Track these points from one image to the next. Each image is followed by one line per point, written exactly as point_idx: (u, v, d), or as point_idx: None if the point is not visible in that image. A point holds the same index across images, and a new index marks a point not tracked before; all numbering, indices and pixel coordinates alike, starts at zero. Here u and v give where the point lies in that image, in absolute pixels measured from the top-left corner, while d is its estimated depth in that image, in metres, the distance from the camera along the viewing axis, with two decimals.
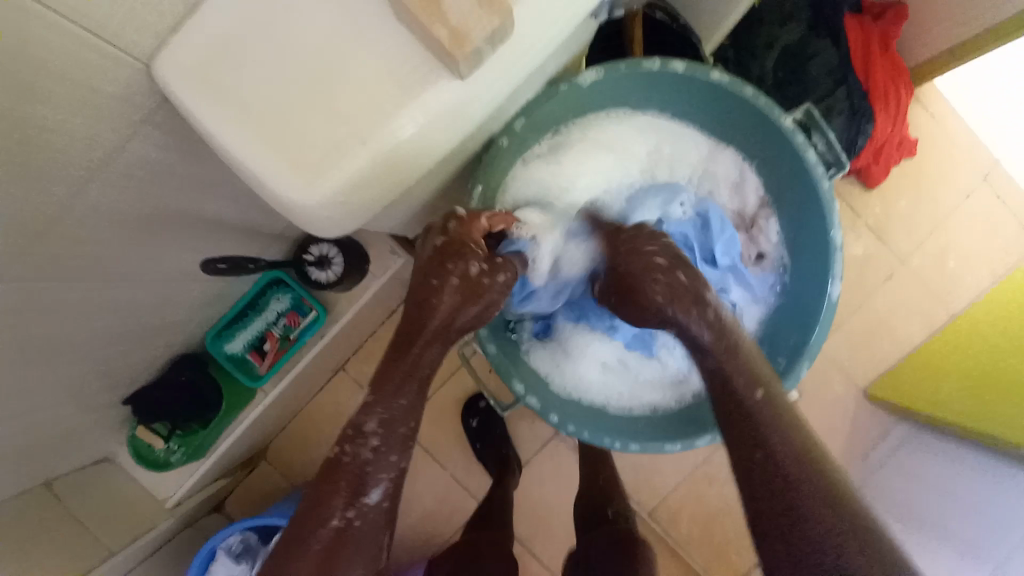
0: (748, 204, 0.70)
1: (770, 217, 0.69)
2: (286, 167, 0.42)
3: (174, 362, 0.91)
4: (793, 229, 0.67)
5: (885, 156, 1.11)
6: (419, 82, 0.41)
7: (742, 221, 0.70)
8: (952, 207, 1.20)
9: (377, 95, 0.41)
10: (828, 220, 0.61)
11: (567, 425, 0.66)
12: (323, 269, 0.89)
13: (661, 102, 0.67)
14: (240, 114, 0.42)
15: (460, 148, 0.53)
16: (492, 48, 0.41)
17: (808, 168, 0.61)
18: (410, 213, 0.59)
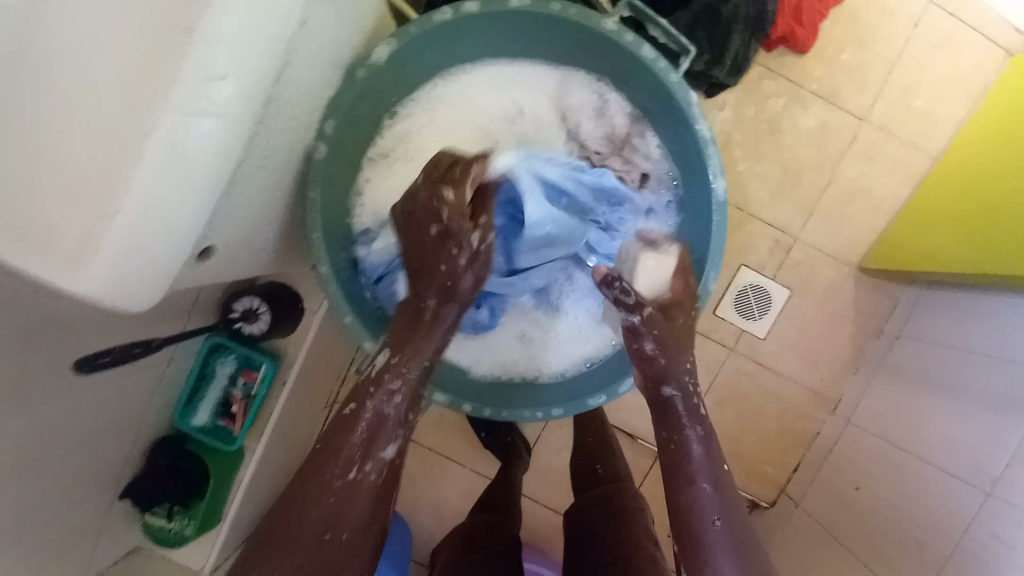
0: (617, 124, 0.69)
1: (644, 132, 0.69)
2: (51, 258, 0.38)
3: (154, 446, 0.93)
4: (666, 136, 0.67)
5: (808, 14, 1.02)
6: (147, 119, 0.37)
7: (616, 144, 0.70)
8: (902, 43, 1.07)
9: (112, 148, 0.38)
10: (691, 115, 0.60)
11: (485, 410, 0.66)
12: (252, 322, 0.89)
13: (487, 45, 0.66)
14: None
15: (264, 165, 0.49)
16: (201, 57, 0.36)
17: (652, 67, 0.60)
18: (259, 242, 0.57)
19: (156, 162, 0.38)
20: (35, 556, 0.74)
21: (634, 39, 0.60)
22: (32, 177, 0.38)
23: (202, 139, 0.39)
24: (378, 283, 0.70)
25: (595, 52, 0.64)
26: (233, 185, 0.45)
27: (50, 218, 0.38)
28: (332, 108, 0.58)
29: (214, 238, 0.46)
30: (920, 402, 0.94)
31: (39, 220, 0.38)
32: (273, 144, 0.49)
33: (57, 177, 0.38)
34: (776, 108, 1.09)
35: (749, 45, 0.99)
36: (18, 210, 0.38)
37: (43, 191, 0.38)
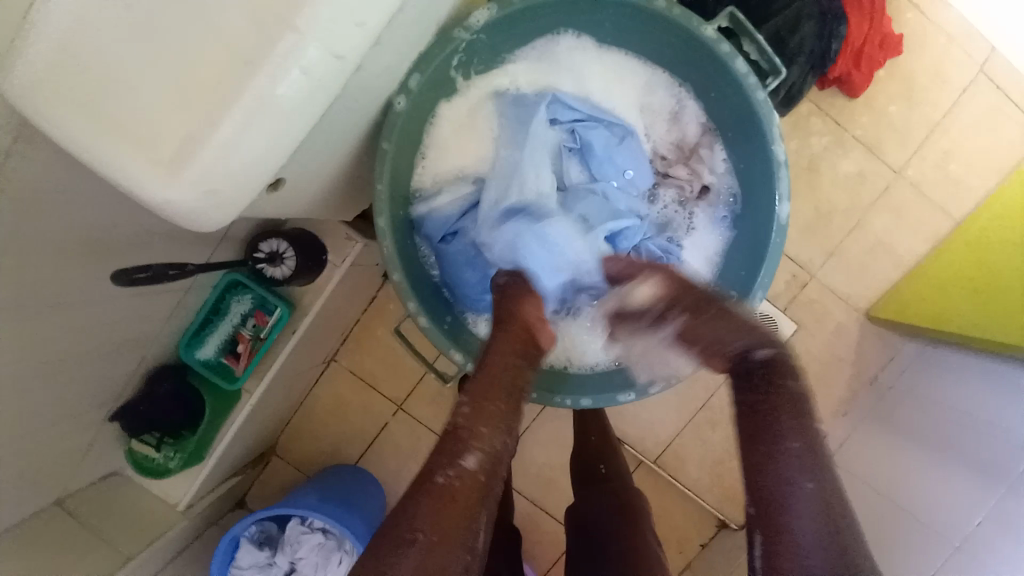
0: (688, 133, 0.72)
1: (712, 145, 0.71)
2: (148, 165, 0.39)
3: (153, 374, 0.92)
4: (734, 154, 0.69)
5: (866, 59, 1.04)
6: (264, 48, 0.37)
7: (684, 152, 0.73)
8: (949, 105, 1.09)
9: (224, 71, 0.38)
10: (767, 136, 0.62)
11: None
12: (276, 265, 0.88)
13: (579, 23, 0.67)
14: (84, 115, 0.39)
15: (349, 111, 0.49)
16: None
17: (739, 81, 0.62)
18: (322, 186, 0.57)
19: (258, 92, 0.38)
20: (18, 457, 0.72)
21: (729, 49, 0.61)
22: (144, 81, 0.39)
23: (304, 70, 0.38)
24: (438, 244, 0.73)
25: (682, 59, 0.67)
26: (319, 129, 0.45)
27: (152, 124, 0.39)
28: (420, 63, 0.59)
29: (289, 170, 0.46)
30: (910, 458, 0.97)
31: (144, 128, 0.39)
32: (363, 92, 0.49)
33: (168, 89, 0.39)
34: (817, 147, 1.11)
35: (807, 79, 1.00)
36: (125, 112, 0.39)
37: (152, 96, 0.39)
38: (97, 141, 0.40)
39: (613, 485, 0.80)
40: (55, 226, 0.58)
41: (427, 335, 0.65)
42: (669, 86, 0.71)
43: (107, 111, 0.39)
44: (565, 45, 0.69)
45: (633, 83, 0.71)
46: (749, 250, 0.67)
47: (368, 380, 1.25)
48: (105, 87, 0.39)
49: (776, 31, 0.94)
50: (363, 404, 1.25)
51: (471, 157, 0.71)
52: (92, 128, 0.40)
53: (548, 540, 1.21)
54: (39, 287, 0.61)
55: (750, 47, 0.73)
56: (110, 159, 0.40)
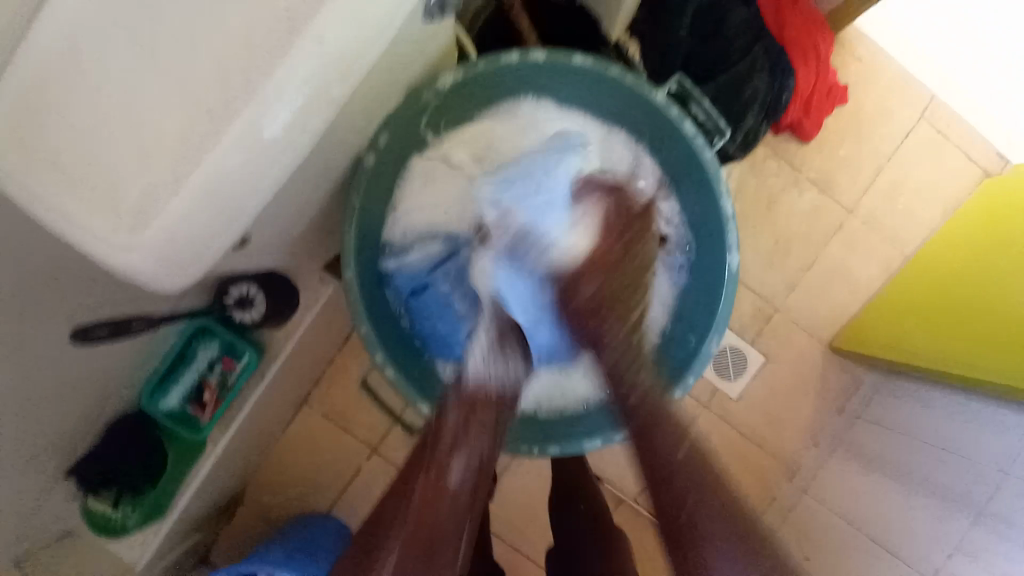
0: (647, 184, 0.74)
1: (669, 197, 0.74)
2: (107, 229, 0.40)
3: (110, 427, 0.87)
4: (690, 205, 0.73)
5: (816, 107, 1.12)
6: (225, 121, 0.39)
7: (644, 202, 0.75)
8: (891, 149, 1.18)
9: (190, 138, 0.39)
10: (717, 192, 0.67)
11: None
12: (245, 310, 0.87)
13: (539, 86, 0.72)
14: (47, 180, 0.40)
15: (318, 169, 0.51)
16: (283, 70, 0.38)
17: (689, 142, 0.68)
18: (290, 237, 0.58)
19: (221, 161, 0.39)
20: None
21: (677, 114, 0.68)
22: (110, 148, 0.40)
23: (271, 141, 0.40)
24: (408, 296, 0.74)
25: (635, 119, 0.72)
26: (285, 189, 0.47)
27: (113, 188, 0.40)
28: (389, 122, 0.62)
29: (255, 228, 0.47)
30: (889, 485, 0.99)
31: (105, 192, 0.40)
32: (332, 149, 0.51)
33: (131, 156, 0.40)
34: (775, 186, 1.18)
35: (761, 125, 1.07)
36: (89, 179, 0.40)
37: (112, 160, 0.40)
38: (58, 206, 0.40)
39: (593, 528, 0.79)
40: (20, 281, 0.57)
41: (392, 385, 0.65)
42: (626, 142, 0.75)
43: (69, 176, 0.40)
44: (525, 107, 0.73)
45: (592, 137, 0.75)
46: (706, 298, 0.71)
47: (341, 422, 1.22)
48: (69, 155, 0.40)
49: (730, 82, 1.01)
50: (336, 447, 1.22)
51: (435, 214, 0.74)
52: (53, 192, 0.40)
53: None
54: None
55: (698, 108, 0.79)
56: (71, 223, 0.40)
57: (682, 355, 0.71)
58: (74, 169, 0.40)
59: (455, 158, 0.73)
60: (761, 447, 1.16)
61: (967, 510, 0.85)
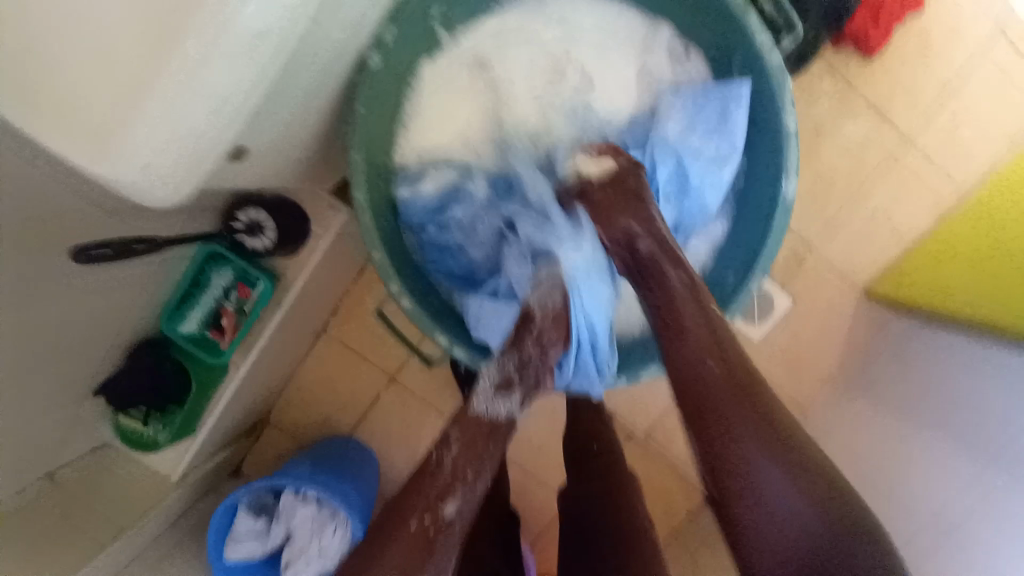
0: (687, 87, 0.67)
1: None
2: (82, 137, 0.35)
3: (135, 349, 0.89)
4: None
5: (886, 15, 0.98)
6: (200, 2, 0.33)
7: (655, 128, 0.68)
8: (965, 70, 1.04)
9: (160, 24, 0.34)
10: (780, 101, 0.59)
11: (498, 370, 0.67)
12: (255, 237, 0.85)
13: None
14: (9, 78, 0.35)
15: (316, 70, 0.45)
16: None
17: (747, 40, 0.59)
18: (291, 154, 0.53)
19: (201, 54, 0.34)
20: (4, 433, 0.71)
21: (740, 4, 0.57)
22: (72, 37, 0.35)
23: (257, 37, 0.35)
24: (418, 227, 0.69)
25: (685, 13, 0.63)
26: (280, 93, 0.41)
27: (85, 86, 0.35)
28: (396, 16, 0.55)
29: (249, 139, 0.42)
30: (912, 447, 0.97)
31: (71, 91, 0.35)
32: (330, 44, 0.45)
33: (96, 49, 0.34)
34: (827, 113, 1.06)
35: (821, 35, 0.94)
36: (59, 74, 0.35)
37: (78, 54, 0.35)
38: (27, 108, 0.36)
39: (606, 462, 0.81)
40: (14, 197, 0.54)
41: (409, 315, 0.63)
42: (672, 45, 0.67)
43: (29, 71, 0.35)
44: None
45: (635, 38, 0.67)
46: (753, 230, 0.65)
47: (358, 352, 1.23)
48: (32, 47, 0.35)
49: None
50: (352, 377, 1.24)
51: (451, 130, 0.68)
52: (17, 93, 0.36)
53: (539, 506, 1.23)
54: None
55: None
56: (39, 123, 0.35)
57: (717, 291, 0.67)
58: (41, 61, 0.35)
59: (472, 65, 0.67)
60: (779, 391, 1.14)
61: (992, 458, 0.85)
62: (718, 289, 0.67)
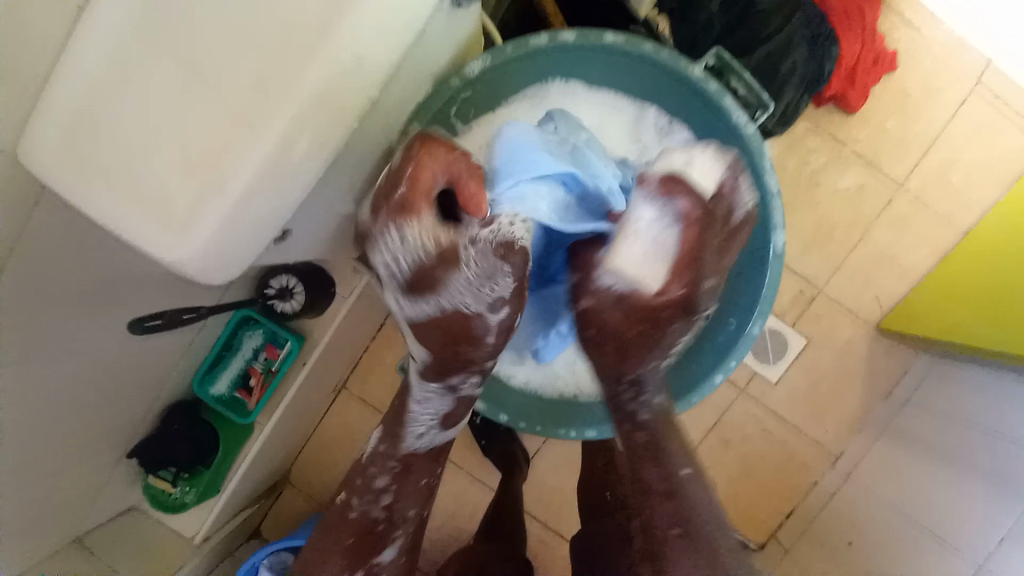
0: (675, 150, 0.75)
1: None
2: (158, 230, 0.42)
3: (168, 412, 0.94)
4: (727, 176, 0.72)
5: (862, 76, 1.06)
6: (263, 123, 0.41)
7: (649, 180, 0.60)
8: (945, 121, 1.10)
9: (229, 139, 0.41)
10: (763, 168, 0.65)
11: (516, 422, 0.74)
12: (286, 301, 0.91)
13: (570, 70, 0.72)
14: (105, 187, 0.43)
15: (351, 161, 0.52)
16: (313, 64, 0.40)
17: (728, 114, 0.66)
18: (325, 230, 0.59)
19: (263, 160, 0.41)
20: (40, 495, 0.75)
21: (718, 86, 0.65)
22: (157, 151, 0.42)
23: (304, 148, 0.42)
24: None
25: (671, 94, 0.71)
26: (319, 185, 0.48)
27: (164, 189, 0.42)
28: (419, 113, 0.63)
29: (294, 224, 0.49)
30: (913, 476, 0.97)
31: (152, 192, 0.42)
32: (364, 143, 0.52)
33: (176, 161, 0.42)
34: (817, 162, 1.12)
35: (801, 97, 1.01)
36: (142, 181, 0.43)
37: (161, 165, 0.42)
38: (116, 209, 0.43)
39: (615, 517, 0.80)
40: (67, 274, 0.61)
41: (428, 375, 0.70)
42: (659, 119, 0.75)
43: (119, 180, 0.43)
44: (551, 85, 0.74)
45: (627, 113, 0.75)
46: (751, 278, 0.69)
47: (377, 407, 1.26)
48: (127, 162, 0.43)
49: (769, 53, 0.95)
50: (372, 432, 1.26)
51: None
52: (110, 197, 0.43)
53: (560, 564, 1.19)
54: (41, 323, 0.61)
55: (740, 82, 0.77)
56: (129, 221, 0.43)
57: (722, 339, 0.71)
58: (130, 170, 0.43)
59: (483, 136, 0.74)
60: (799, 435, 1.13)
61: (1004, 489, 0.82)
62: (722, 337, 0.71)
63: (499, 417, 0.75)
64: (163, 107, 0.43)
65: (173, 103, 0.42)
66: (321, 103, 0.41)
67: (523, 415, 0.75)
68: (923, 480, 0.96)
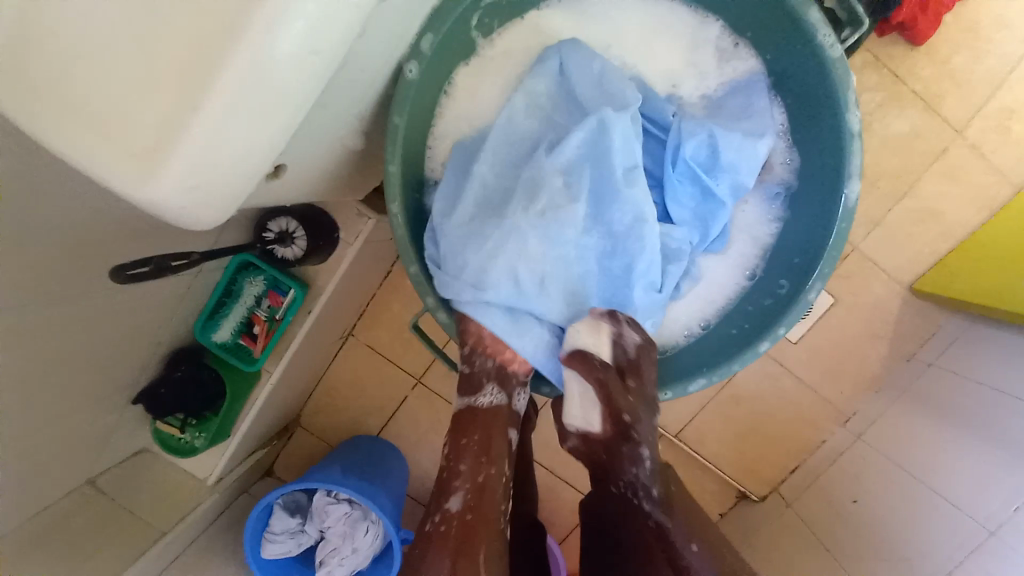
0: (736, 77, 0.66)
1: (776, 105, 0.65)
2: (117, 159, 0.34)
3: (172, 357, 0.91)
4: (796, 114, 0.63)
5: (936, 1, 0.91)
6: (241, 18, 0.32)
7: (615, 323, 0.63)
8: (1023, 55, 0.97)
9: (200, 41, 0.33)
10: (843, 102, 0.56)
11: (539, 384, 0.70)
12: (286, 246, 0.86)
13: None
14: (50, 103, 0.35)
15: (356, 81, 0.44)
16: None
17: (809, 31, 0.56)
18: (327, 166, 0.52)
19: (243, 70, 0.32)
20: (51, 441, 0.73)
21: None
22: (114, 58, 0.34)
23: (289, 57, 0.33)
24: None
25: (739, 6, 0.61)
26: (318, 107, 0.40)
27: (122, 106, 0.34)
28: (433, 24, 0.54)
29: (288, 155, 0.41)
30: (926, 446, 0.88)
31: (108, 111, 0.34)
32: (369, 59, 0.43)
33: (136, 70, 0.34)
34: (870, 103, 1.01)
35: (865, 25, 0.88)
36: (96, 95, 0.34)
37: (119, 76, 0.34)
38: (65, 130, 0.35)
39: None
40: (45, 214, 0.55)
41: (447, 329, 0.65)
42: (721, 41, 0.65)
43: (68, 93, 0.35)
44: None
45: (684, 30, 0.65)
46: (809, 235, 0.62)
47: (385, 356, 1.23)
48: (72, 81, 0.35)
49: None
50: (380, 380, 1.24)
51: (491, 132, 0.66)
52: (56, 116, 0.35)
53: (566, 509, 1.22)
54: (25, 269, 0.56)
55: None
56: (81, 146, 0.35)
57: (770, 302, 0.64)
58: (77, 88, 0.35)
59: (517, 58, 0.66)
60: (816, 394, 1.11)
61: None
62: (771, 299, 0.65)
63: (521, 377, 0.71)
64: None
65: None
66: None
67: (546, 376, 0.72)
68: (935, 447, 0.87)
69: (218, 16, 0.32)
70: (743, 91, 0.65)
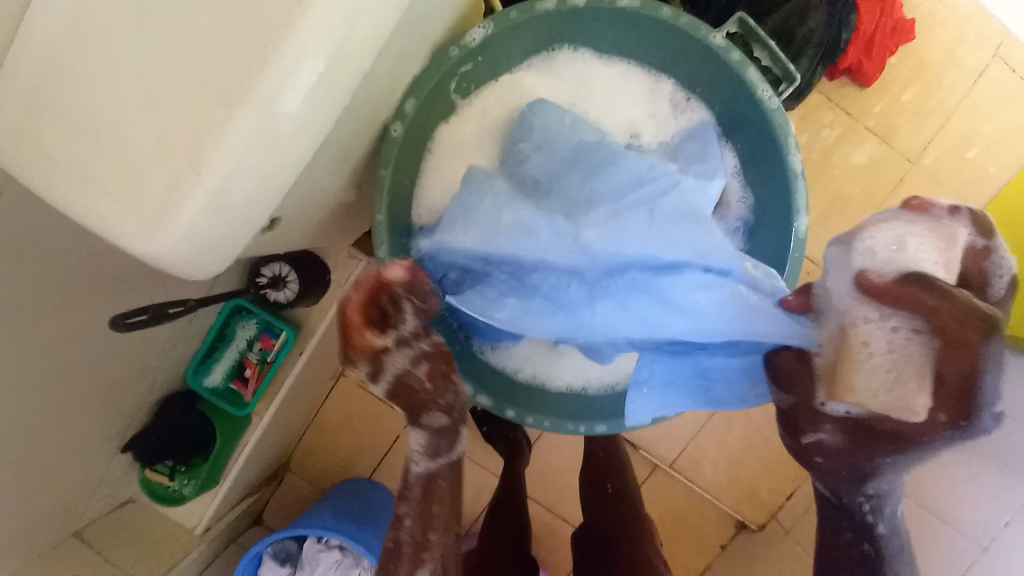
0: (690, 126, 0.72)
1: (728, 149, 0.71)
2: (128, 217, 0.38)
3: (163, 403, 0.91)
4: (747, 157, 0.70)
5: (878, 46, 1.01)
6: (241, 94, 0.36)
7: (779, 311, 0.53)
8: (963, 93, 1.06)
9: (199, 109, 0.37)
10: (785, 146, 0.62)
11: (525, 416, 0.71)
12: (279, 289, 0.89)
13: (588, 41, 0.70)
14: (70, 170, 0.39)
15: (347, 139, 0.48)
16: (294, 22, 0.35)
17: (750, 84, 0.63)
18: (319, 215, 0.56)
19: (244, 137, 0.37)
20: (39, 491, 0.73)
21: (739, 56, 0.62)
22: (127, 128, 0.38)
23: (284, 123, 0.37)
24: None
25: (691, 62, 0.67)
26: (311, 165, 0.44)
27: (131, 171, 0.38)
28: (415, 88, 0.60)
29: (283, 210, 0.45)
30: None
31: (122, 175, 0.38)
32: (359, 119, 0.48)
33: (146, 139, 0.38)
34: (830, 138, 1.08)
35: (816, 70, 0.96)
36: (110, 161, 0.38)
37: (132, 145, 0.38)
38: (82, 195, 0.39)
39: (618, 511, 0.79)
40: (42, 263, 0.58)
41: None
42: (676, 94, 0.72)
43: (86, 160, 0.39)
44: (559, 55, 0.70)
45: (643, 85, 0.72)
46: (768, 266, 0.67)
47: (378, 394, 1.24)
48: (89, 150, 0.39)
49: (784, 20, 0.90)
50: (373, 418, 1.24)
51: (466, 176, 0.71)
52: (76, 182, 0.39)
53: (563, 546, 1.20)
54: (28, 318, 0.59)
55: (764, 54, 0.75)
56: (97, 209, 0.39)
57: None
58: (92, 156, 0.39)
59: (489, 112, 0.72)
60: None
61: None
62: None
63: (506, 413, 0.72)
64: (136, 82, 0.39)
65: (141, 74, 0.38)
66: (312, 77, 0.37)
67: (530, 409, 0.73)
68: None
69: (221, 92, 0.37)
70: (696, 137, 0.69)
